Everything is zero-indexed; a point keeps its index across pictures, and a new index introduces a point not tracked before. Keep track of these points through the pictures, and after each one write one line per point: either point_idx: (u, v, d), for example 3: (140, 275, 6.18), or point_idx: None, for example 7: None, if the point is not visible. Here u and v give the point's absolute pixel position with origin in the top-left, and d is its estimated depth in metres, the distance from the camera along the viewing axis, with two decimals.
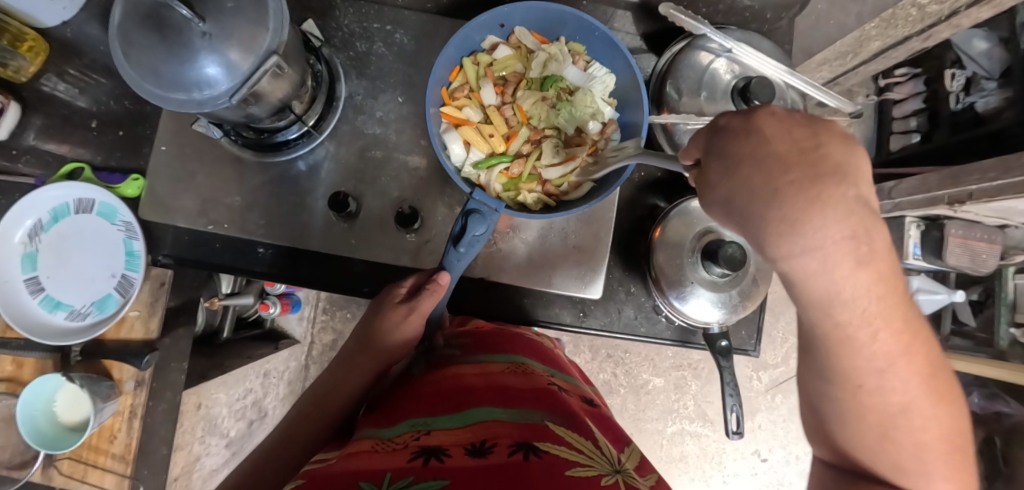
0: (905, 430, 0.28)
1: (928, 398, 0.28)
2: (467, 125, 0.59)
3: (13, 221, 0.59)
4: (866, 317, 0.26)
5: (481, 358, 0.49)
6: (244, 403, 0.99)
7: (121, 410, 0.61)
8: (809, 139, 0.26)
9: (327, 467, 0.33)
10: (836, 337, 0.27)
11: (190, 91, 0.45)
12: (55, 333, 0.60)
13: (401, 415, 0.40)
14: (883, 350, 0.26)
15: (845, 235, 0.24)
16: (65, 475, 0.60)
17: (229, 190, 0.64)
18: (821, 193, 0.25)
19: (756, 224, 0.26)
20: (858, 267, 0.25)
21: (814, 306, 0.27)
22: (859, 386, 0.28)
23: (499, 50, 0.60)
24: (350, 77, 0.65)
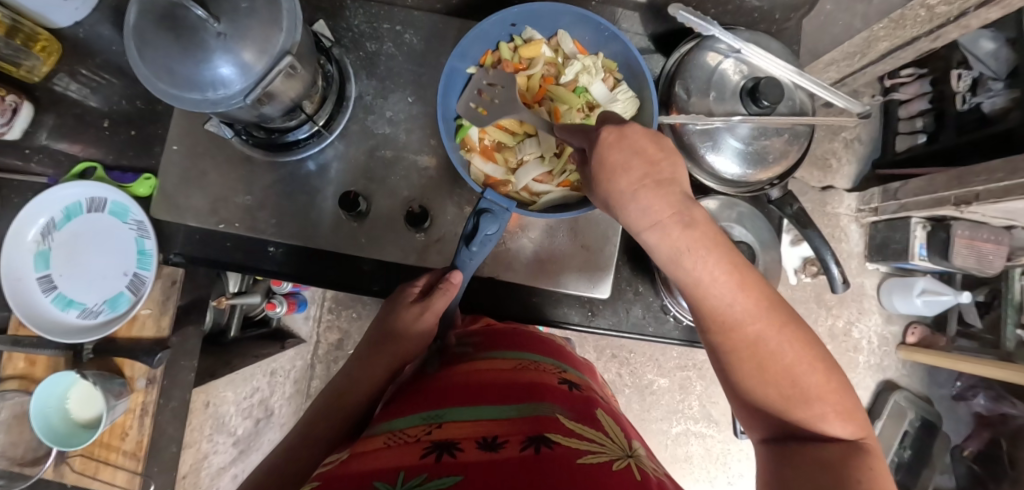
0: (775, 359, 0.33)
1: (780, 329, 0.34)
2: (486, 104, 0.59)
3: (26, 220, 0.59)
4: (703, 263, 0.36)
5: (491, 354, 0.49)
6: (251, 402, 0.97)
7: (133, 408, 0.61)
8: (651, 143, 0.39)
9: (342, 466, 0.33)
10: (690, 281, 0.37)
11: (204, 91, 0.45)
12: (68, 331, 0.60)
13: (414, 412, 0.41)
14: (725, 288, 0.35)
15: (666, 210, 0.38)
16: (77, 472, 0.60)
17: (240, 189, 0.65)
18: (650, 185, 0.38)
19: (621, 206, 0.39)
20: (684, 227, 0.37)
21: (667, 261, 0.39)
22: (722, 322, 0.35)
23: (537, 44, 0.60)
24: (360, 77, 0.66)
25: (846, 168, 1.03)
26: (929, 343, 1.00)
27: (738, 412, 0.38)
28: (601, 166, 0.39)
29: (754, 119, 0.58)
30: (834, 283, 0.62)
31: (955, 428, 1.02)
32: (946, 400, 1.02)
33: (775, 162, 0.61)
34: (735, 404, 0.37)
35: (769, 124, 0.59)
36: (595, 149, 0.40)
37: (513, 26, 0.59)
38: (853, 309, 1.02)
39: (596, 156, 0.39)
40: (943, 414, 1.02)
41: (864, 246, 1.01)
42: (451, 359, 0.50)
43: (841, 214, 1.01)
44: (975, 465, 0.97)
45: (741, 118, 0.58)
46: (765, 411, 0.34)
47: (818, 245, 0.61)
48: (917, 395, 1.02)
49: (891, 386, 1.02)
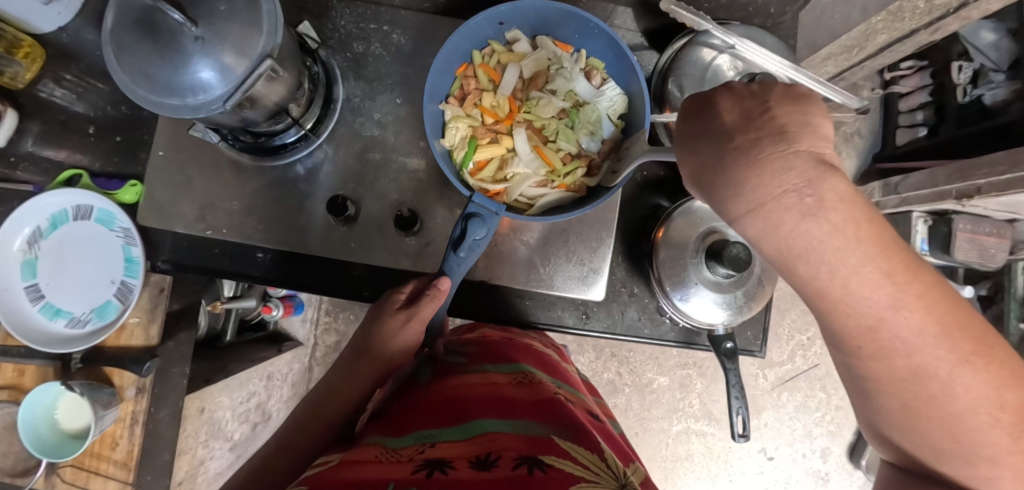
0: (969, 442, 0.29)
1: (993, 409, 0.28)
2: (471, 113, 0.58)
3: (12, 229, 0.59)
4: (908, 327, 0.27)
5: (486, 367, 0.48)
6: (248, 406, 0.97)
7: (123, 417, 0.61)
8: (839, 155, 0.27)
9: (329, 474, 0.33)
10: (874, 343, 0.29)
11: (185, 96, 0.44)
12: (56, 341, 0.59)
13: (407, 425, 0.40)
14: (932, 358, 0.28)
15: (866, 250, 0.27)
16: (67, 482, 0.60)
17: (228, 195, 0.64)
18: (826, 213, 0.27)
19: (780, 241, 0.29)
20: (889, 279, 0.27)
21: (852, 318, 0.29)
22: (904, 389, 0.29)
23: (518, 45, 0.60)
24: (347, 79, 0.65)
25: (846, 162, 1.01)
26: None
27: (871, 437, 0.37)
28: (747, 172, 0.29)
29: None
30: None
31: None
32: None
33: None
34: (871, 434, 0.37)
35: None
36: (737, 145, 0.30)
37: (503, 23, 0.58)
38: None
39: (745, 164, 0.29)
40: None
41: None
42: (444, 371, 0.49)
43: None
44: None
45: None
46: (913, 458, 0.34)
47: None
48: None
49: None
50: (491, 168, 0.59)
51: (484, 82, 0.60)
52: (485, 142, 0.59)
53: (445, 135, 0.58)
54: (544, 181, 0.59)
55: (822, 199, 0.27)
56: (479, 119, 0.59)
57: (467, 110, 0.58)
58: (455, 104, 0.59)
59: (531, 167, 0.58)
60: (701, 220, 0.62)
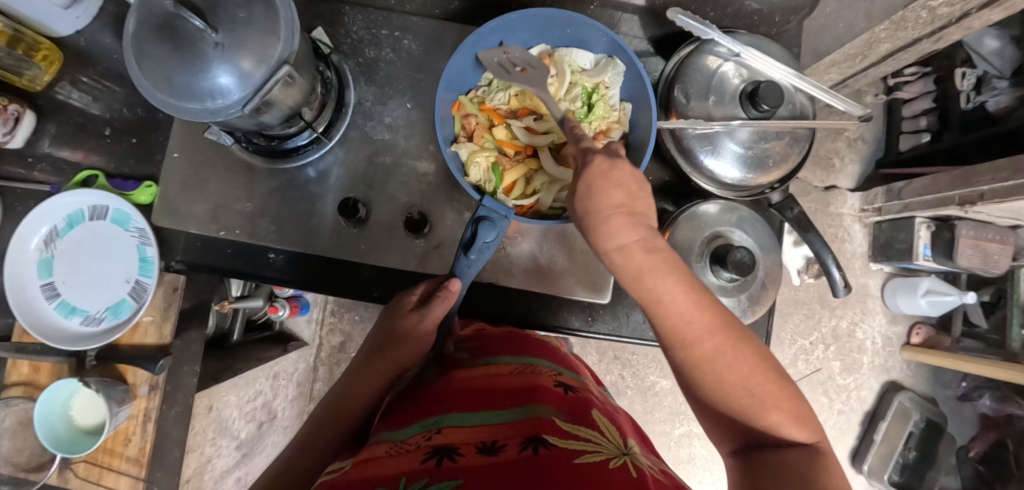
0: (729, 375, 0.35)
1: (732, 345, 0.35)
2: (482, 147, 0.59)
3: (29, 228, 0.60)
4: (664, 284, 0.36)
5: (489, 360, 0.49)
6: (255, 405, 0.98)
7: (136, 414, 0.62)
8: (633, 175, 0.38)
9: (343, 475, 0.33)
10: (650, 301, 0.37)
11: (203, 101, 0.45)
12: (71, 339, 0.60)
13: (413, 419, 0.41)
14: (684, 307, 0.36)
15: (634, 235, 0.37)
16: (81, 478, 0.61)
17: (240, 196, 0.65)
18: (625, 211, 0.38)
19: (595, 228, 0.39)
20: (647, 252, 0.37)
21: (628, 281, 0.39)
22: (681, 342, 0.36)
23: (495, 76, 0.61)
24: (358, 83, 0.66)
25: (849, 168, 1.02)
26: (934, 344, 0.99)
27: (706, 422, 0.40)
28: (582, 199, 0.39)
29: (753, 123, 0.58)
30: (835, 288, 0.62)
31: (961, 429, 1.01)
32: (951, 401, 1.01)
33: (775, 167, 0.61)
34: (705, 419, 0.40)
35: (769, 128, 0.59)
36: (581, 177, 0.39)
37: (500, 42, 0.59)
38: (856, 309, 1.02)
39: (583, 181, 0.39)
40: (949, 415, 1.01)
41: (868, 246, 1.01)
42: (448, 368, 0.50)
43: (844, 214, 1.01)
44: (981, 466, 0.96)
45: (741, 122, 0.59)
46: (738, 427, 0.37)
47: (819, 249, 0.61)
48: (923, 396, 1.02)
49: (894, 386, 1.02)
50: (521, 186, 0.60)
51: (486, 111, 0.60)
52: (509, 166, 0.60)
53: (469, 174, 0.59)
54: (577, 183, 0.59)
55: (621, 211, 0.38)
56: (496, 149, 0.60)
57: (481, 144, 0.59)
58: (466, 143, 0.59)
59: (560, 175, 0.59)
60: (706, 224, 0.64)
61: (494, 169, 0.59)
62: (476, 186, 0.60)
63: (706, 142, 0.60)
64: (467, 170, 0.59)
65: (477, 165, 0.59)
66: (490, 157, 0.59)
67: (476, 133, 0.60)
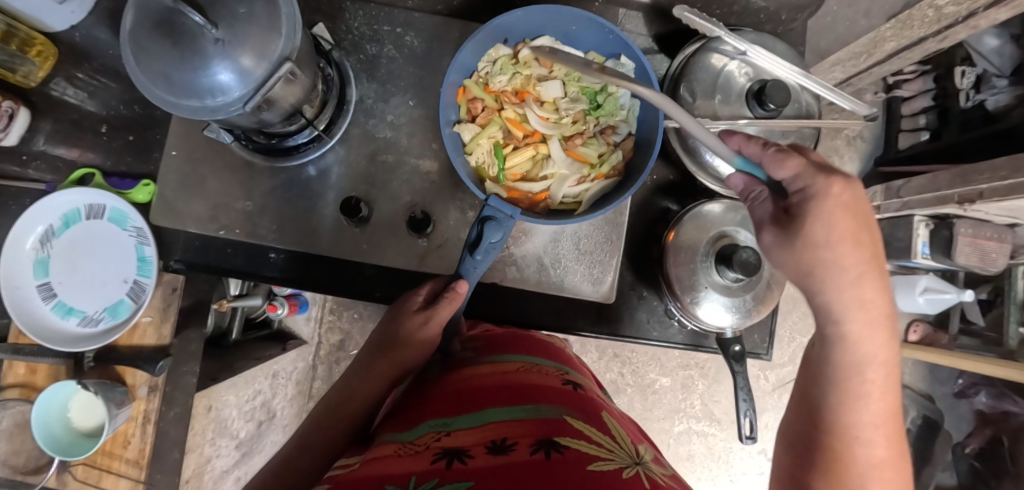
0: (871, 462, 0.34)
1: (892, 440, 0.34)
2: (488, 133, 0.58)
3: (24, 228, 0.59)
4: (874, 348, 0.34)
5: (495, 358, 0.48)
6: (253, 404, 0.97)
7: (134, 416, 0.61)
8: (868, 213, 0.35)
9: (352, 473, 0.33)
10: (848, 356, 0.35)
11: (202, 98, 0.45)
12: (68, 340, 0.60)
13: (420, 418, 0.40)
14: (876, 376, 0.34)
15: (873, 290, 0.34)
16: (79, 481, 0.60)
17: (240, 195, 0.64)
18: (870, 253, 0.34)
19: (821, 271, 0.35)
20: (881, 300, 0.34)
21: (835, 333, 0.35)
22: (850, 410, 0.35)
23: (501, 58, 0.59)
24: (360, 80, 0.65)
25: (848, 166, 1.01)
26: (931, 341, 1.00)
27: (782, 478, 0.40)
28: (807, 228, 0.35)
29: (760, 122, 0.58)
30: None
31: (956, 425, 1.02)
32: (947, 397, 1.02)
33: None
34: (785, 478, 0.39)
35: (775, 127, 0.59)
36: (809, 201, 0.35)
37: (503, 42, 0.59)
38: None
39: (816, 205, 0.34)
40: (944, 412, 1.02)
41: None
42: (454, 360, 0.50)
43: None
44: (976, 462, 0.97)
45: (748, 121, 0.58)
46: None
47: None
48: (920, 393, 1.02)
49: None
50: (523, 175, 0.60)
51: (491, 95, 0.59)
52: (515, 150, 0.59)
53: (472, 154, 0.58)
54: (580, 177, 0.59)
55: (843, 255, 0.34)
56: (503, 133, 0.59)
57: (486, 128, 0.58)
58: (472, 124, 0.58)
59: (568, 168, 0.59)
60: (711, 223, 0.63)
61: (499, 157, 0.58)
62: (478, 167, 0.59)
63: None
64: (473, 155, 0.58)
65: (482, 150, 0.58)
66: (494, 145, 0.59)
67: (481, 119, 0.59)
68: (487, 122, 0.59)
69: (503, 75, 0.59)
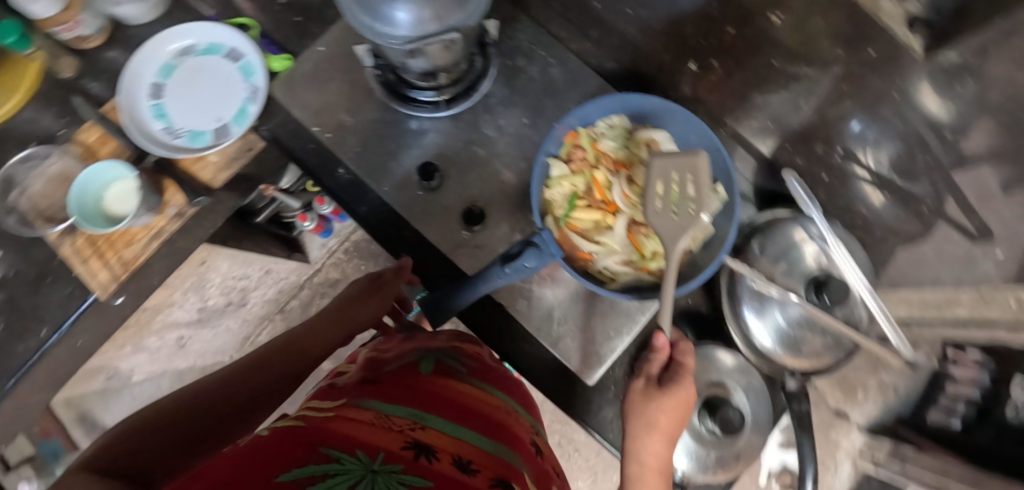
0: None
1: None
2: (572, 180, 0.60)
3: (179, 35, 0.69)
4: (653, 445, 0.48)
5: (479, 385, 0.49)
6: (241, 280, 1.04)
7: (150, 227, 0.65)
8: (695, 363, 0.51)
9: (322, 421, 0.32)
10: (634, 446, 0.49)
11: (376, 20, 0.52)
12: (145, 135, 0.65)
13: (395, 398, 0.40)
14: (652, 464, 0.49)
15: (678, 408, 0.49)
16: (74, 249, 0.63)
17: (346, 108, 0.68)
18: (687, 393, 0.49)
19: (638, 394, 0.50)
20: (676, 415, 0.49)
21: (631, 425, 0.50)
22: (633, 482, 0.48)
23: (618, 129, 0.62)
24: (498, 79, 0.69)
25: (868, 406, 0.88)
26: None
27: None
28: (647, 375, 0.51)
29: (809, 308, 0.60)
30: None
31: None
32: None
33: (805, 356, 0.62)
34: None
35: (818, 321, 0.60)
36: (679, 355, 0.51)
37: (628, 116, 0.62)
38: None
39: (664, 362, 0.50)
40: None
41: None
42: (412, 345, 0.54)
43: None
44: None
45: (797, 301, 0.60)
46: None
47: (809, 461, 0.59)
48: None
49: None
50: (580, 230, 0.60)
51: (595, 151, 0.61)
52: (586, 206, 0.60)
53: (548, 189, 0.60)
54: (628, 262, 0.59)
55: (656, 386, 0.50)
56: (585, 187, 0.60)
57: (574, 175, 0.60)
58: (563, 165, 0.60)
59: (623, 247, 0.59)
60: (716, 370, 0.63)
61: (570, 204, 0.60)
62: (547, 201, 0.60)
63: (757, 298, 0.62)
64: (549, 190, 0.60)
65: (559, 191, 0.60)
66: (571, 192, 0.60)
67: (573, 164, 0.60)
68: (578, 170, 0.60)
69: (613, 142, 0.61)
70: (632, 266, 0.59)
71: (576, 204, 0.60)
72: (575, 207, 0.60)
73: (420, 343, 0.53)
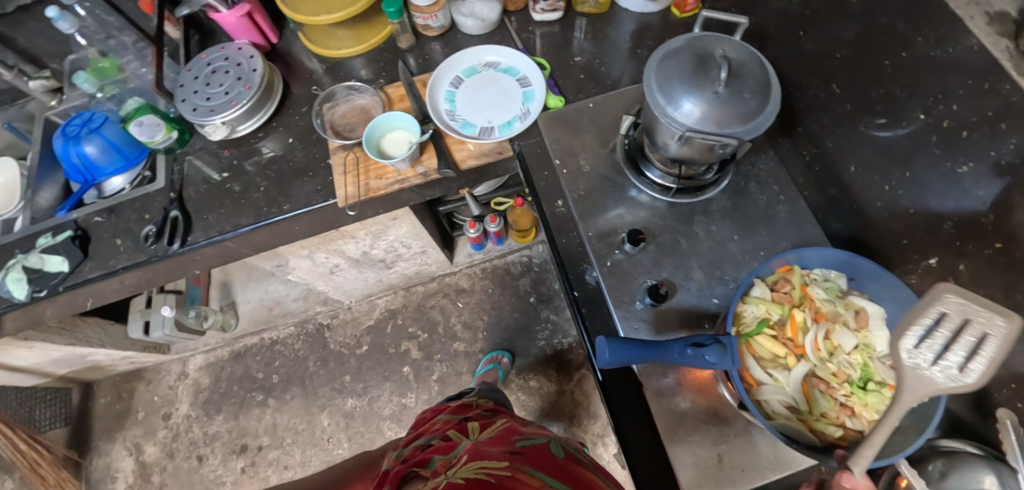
0: None
1: None
2: (770, 307, 0.60)
3: (494, 52, 0.86)
4: None
5: (591, 471, 0.62)
6: (399, 245, 1.17)
7: (401, 173, 0.78)
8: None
9: (499, 485, 0.49)
10: None
11: (670, 104, 0.62)
12: (435, 107, 0.81)
13: (536, 471, 0.55)
14: None
15: None
16: (344, 161, 0.80)
17: (588, 155, 0.78)
18: None
19: None
20: None
21: None
22: None
23: (833, 284, 0.62)
24: (724, 192, 0.75)
25: None
26: None
27: None
28: None
29: None
30: None
31: None
32: None
33: None
34: None
35: None
36: None
37: (848, 277, 0.62)
38: None
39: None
40: None
41: None
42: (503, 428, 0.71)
43: None
44: None
45: None
46: None
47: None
48: None
49: None
50: (755, 354, 0.61)
51: (801, 292, 0.61)
52: (772, 337, 0.60)
53: (743, 304, 0.61)
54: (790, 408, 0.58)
55: None
56: (778, 319, 0.61)
57: (773, 304, 0.60)
58: (766, 290, 0.61)
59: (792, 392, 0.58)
60: None
61: (757, 328, 0.60)
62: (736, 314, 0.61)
63: None
64: (743, 305, 0.61)
65: (752, 310, 0.61)
66: (764, 317, 0.60)
67: (776, 294, 0.61)
68: (778, 301, 0.61)
69: (824, 292, 0.61)
70: (794, 415, 0.58)
71: (764, 330, 0.61)
72: (760, 332, 0.61)
73: (540, 432, 0.71)
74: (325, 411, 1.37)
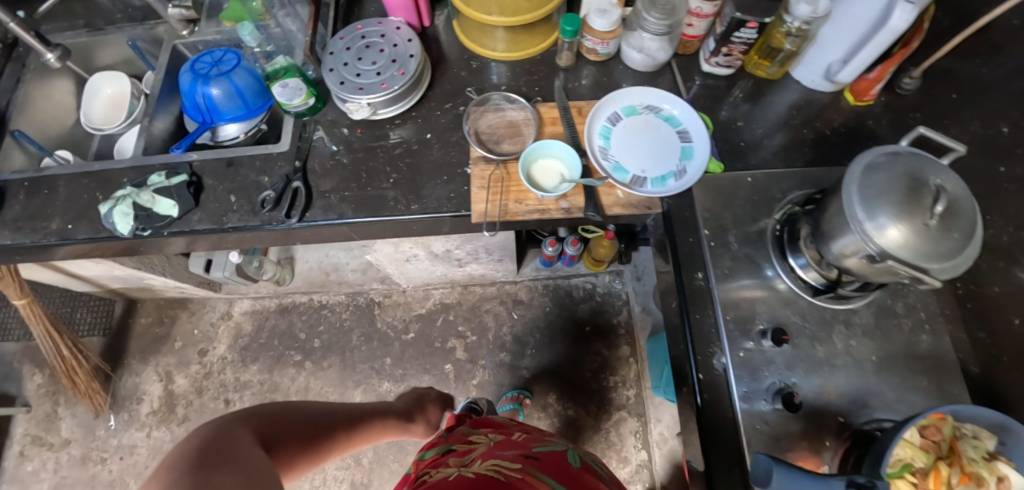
0: None
1: None
2: (916, 456, 0.58)
3: (659, 98, 0.82)
4: None
5: (599, 475, 0.71)
6: (482, 250, 1.14)
7: (543, 202, 0.76)
8: None
9: (496, 478, 0.60)
10: None
11: (867, 220, 0.58)
12: (590, 142, 0.78)
13: (539, 469, 0.65)
14: None
15: None
16: (487, 174, 0.77)
17: (736, 231, 0.75)
18: None
19: None
20: None
21: None
22: None
23: (985, 444, 0.59)
24: (869, 306, 0.72)
25: None
26: None
27: None
28: None
29: None
30: None
31: None
32: None
33: None
34: None
35: None
36: None
37: (1001, 439, 0.59)
38: None
39: None
40: None
41: None
42: (526, 435, 0.80)
43: None
44: None
45: None
46: None
47: None
48: None
49: None
50: None
51: (950, 446, 0.58)
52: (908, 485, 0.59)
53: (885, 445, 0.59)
54: None
55: None
56: (920, 468, 0.58)
57: (920, 454, 0.58)
58: (914, 436, 0.58)
59: None
60: None
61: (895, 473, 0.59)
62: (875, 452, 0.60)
63: None
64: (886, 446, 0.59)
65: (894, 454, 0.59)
66: (905, 464, 0.58)
67: (925, 443, 0.58)
68: (926, 451, 0.58)
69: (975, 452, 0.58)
70: None
71: (902, 476, 0.59)
72: (898, 477, 0.59)
73: (558, 439, 0.80)
74: (359, 388, 1.38)
